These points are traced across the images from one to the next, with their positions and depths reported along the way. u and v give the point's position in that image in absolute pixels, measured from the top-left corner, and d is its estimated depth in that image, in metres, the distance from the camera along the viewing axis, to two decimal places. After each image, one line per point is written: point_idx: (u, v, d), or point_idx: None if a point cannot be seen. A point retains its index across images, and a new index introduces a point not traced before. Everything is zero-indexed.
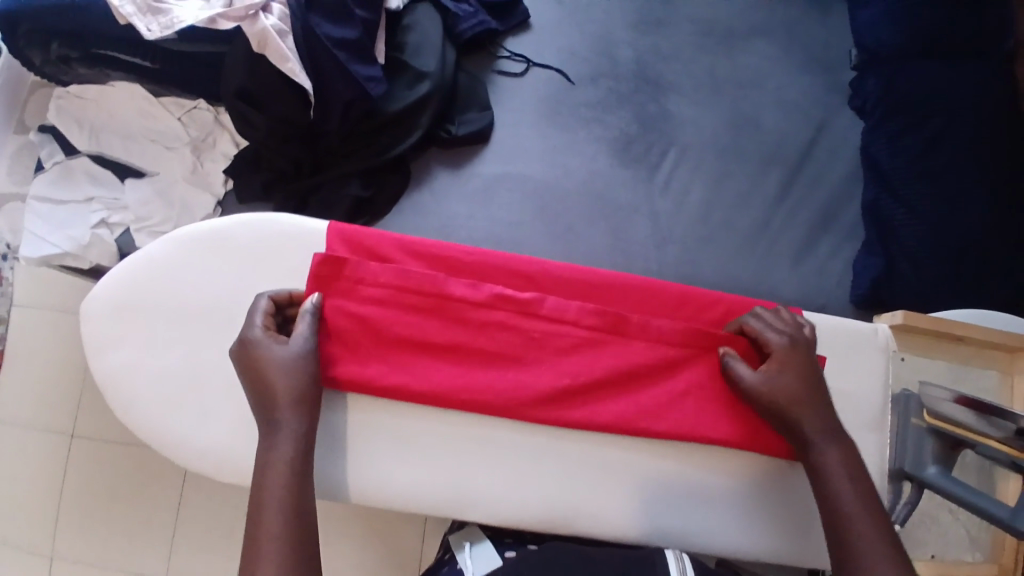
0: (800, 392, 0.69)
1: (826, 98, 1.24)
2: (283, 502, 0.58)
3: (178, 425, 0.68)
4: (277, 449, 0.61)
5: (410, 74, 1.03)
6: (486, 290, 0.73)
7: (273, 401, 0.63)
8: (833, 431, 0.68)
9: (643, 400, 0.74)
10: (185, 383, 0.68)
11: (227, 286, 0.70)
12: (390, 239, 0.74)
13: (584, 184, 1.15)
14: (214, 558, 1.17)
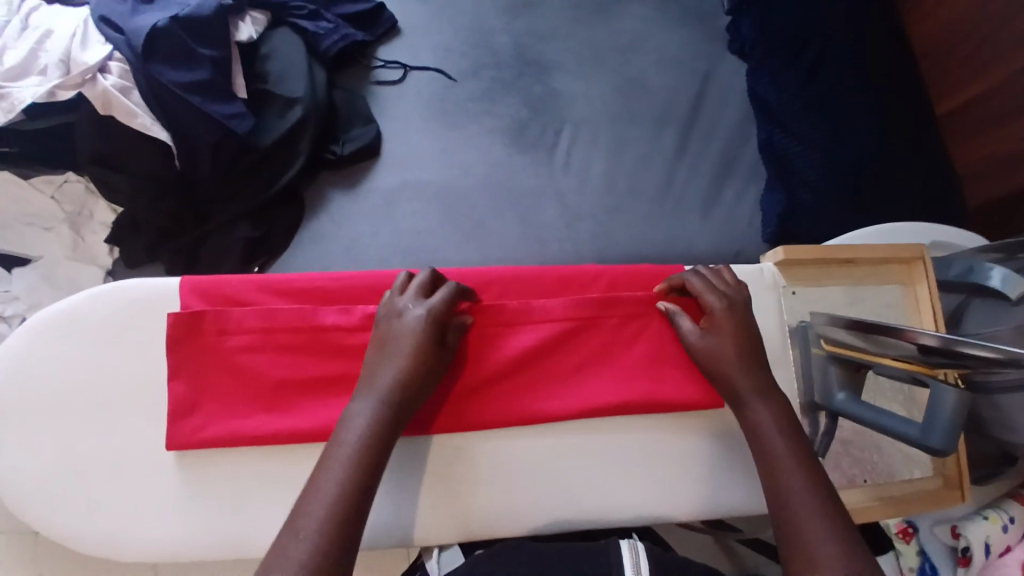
0: (731, 351, 0.67)
1: (707, 48, 1.24)
2: (339, 494, 0.52)
3: (63, 529, 0.58)
4: (347, 435, 0.56)
5: (280, 102, 1.00)
6: (359, 312, 0.61)
7: (376, 379, 0.58)
8: (767, 388, 0.65)
9: (546, 390, 0.71)
10: (62, 486, 0.59)
11: (88, 370, 0.61)
12: (249, 281, 0.62)
13: (485, 178, 1.12)
14: None
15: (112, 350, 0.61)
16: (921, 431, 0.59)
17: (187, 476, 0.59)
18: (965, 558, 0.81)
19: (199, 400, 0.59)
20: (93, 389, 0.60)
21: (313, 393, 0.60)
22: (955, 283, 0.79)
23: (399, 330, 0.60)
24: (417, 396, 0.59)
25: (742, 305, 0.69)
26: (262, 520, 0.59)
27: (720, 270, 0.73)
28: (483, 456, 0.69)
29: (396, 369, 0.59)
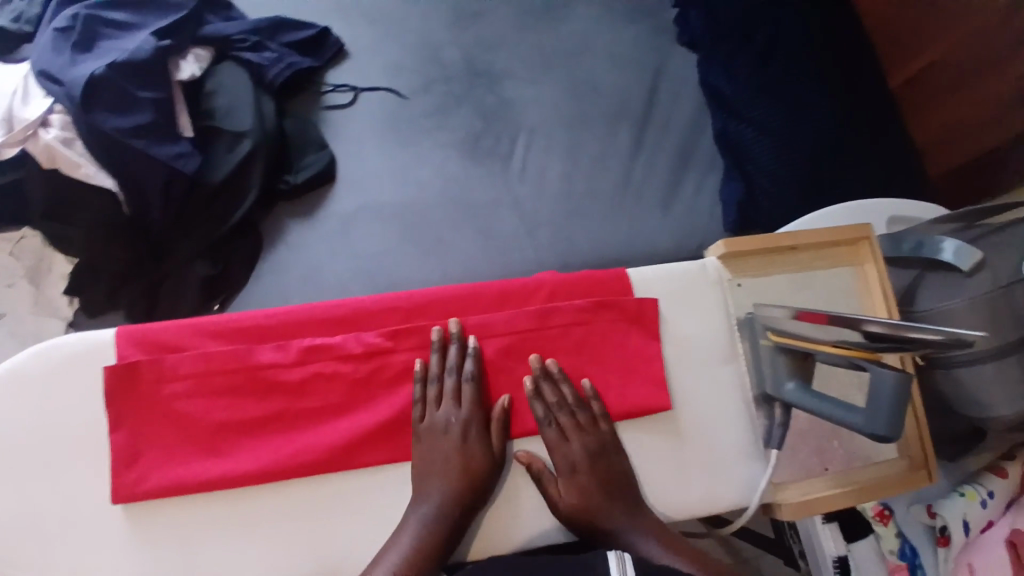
0: (597, 496, 0.61)
1: (656, 42, 1.24)
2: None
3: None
4: (400, 533, 0.57)
5: (227, 137, 1.00)
6: (296, 347, 0.60)
7: (424, 481, 0.59)
8: (637, 517, 0.61)
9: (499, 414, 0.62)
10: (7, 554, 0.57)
11: (30, 434, 0.59)
12: (186, 324, 0.61)
13: (441, 194, 1.11)
14: None
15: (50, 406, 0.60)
16: (860, 420, 0.54)
17: (139, 527, 0.58)
18: (944, 537, 0.83)
19: (142, 448, 0.58)
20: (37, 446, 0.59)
21: (259, 433, 0.59)
22: (907, 256, 0.78)
23: (440, 436, 0.61)
24: (468, 499, 0.59)
25: (609, 442, 0.63)
26: (213, 562, 0.57)
27: (539, 389, 0.63)
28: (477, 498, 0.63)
29: (442, 474, 0.59)
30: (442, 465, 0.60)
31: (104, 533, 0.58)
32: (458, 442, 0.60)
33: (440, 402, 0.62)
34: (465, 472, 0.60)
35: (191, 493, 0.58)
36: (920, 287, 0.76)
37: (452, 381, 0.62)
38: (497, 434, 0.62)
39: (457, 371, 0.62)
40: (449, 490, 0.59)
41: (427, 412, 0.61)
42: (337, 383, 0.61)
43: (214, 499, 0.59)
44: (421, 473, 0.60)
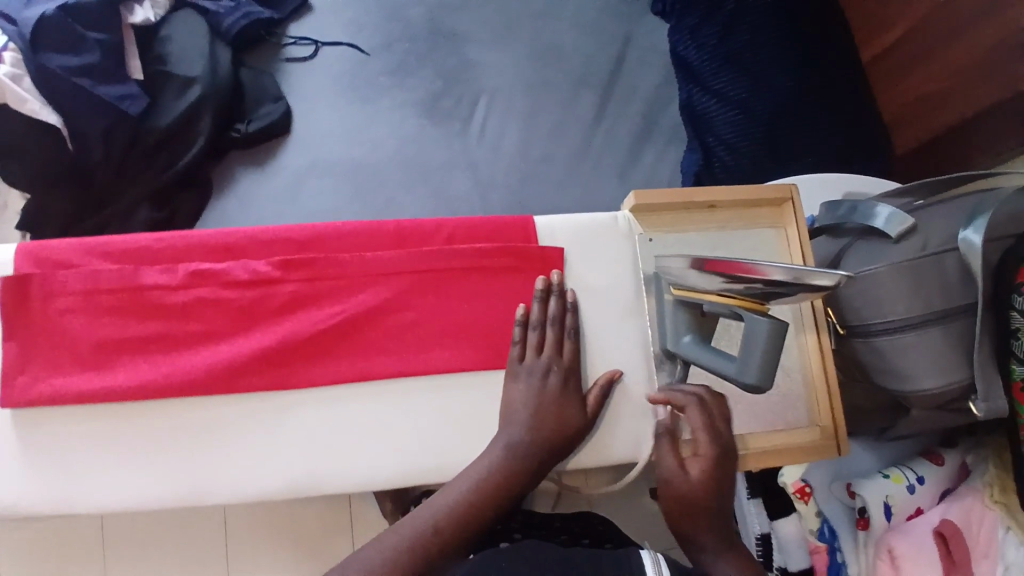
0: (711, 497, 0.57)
1: (627, 9, 1.21)
2: (429, 531, 0.54)
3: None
4: (464, 476, 0.57)
5: (178, 82, 1.00)
6: (183, 270, 0.59)
7: (510, 420, 0.59)
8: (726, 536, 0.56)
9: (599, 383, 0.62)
10: None
11: None
12: (79, 242, 0.60)
13: (396, 152, 1.11)
14: None
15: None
16: (738, 371, 0.53)
17: (15, 439, 0.58)
18: (864, 520, 0.78)
19: (27, 363, 0.58)
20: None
21: (142, 354, 0.59)
22: (844, 223, 0.75)
23: (526, 382, 0.60)
24: (546, 451, 0.58)
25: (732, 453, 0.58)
26: (91, 482, 0.57)
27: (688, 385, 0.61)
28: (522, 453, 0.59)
29: (529, 419, 0.58)
30: (527, 410, 0.59)
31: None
32: (556, 391, 0.60)
33: (541, 348, 0.61)
34: (553, 424, 0.59)
35: (72, 406, 0.58)
36: (847, 251, 0.73)
37: (554, 333, 0.62)
38: (593, 399, 0.62)
39: (558, 325, 0.62)
40: (530, 441, 0.58)
41: (527, 355, 0.61)
42: (222, 310, 0.60)
43: (93, 417, 0.58)
44: (509, 413, 0.59)
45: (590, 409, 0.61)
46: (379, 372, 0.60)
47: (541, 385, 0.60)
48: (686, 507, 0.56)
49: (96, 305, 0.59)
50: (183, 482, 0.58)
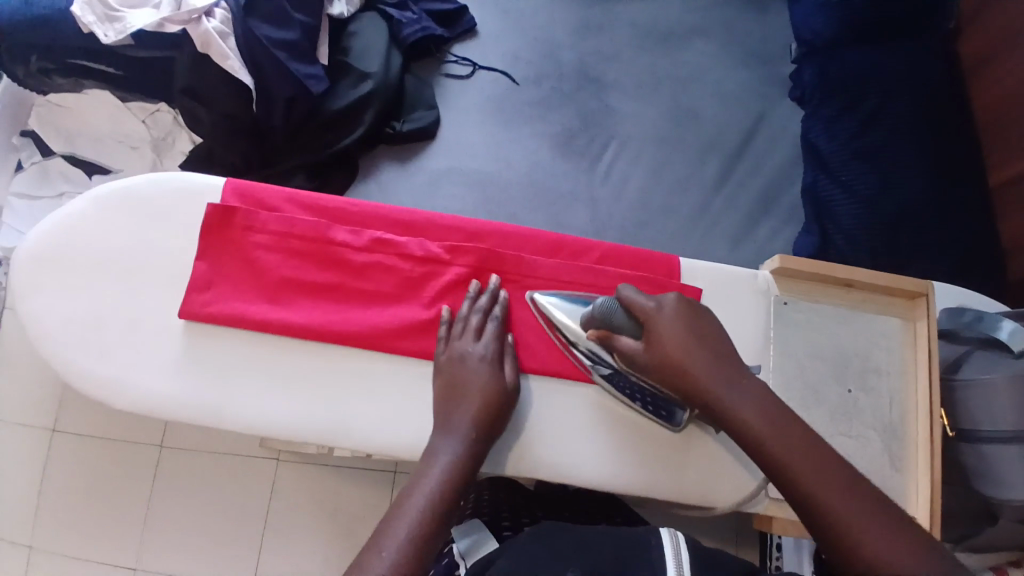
0: (701, 354, 0.58)
1: (766, 90, 1.28)
2: (412, 537, 0.52)
3: (79, 374, 0.63)
4: (428, 477, 0.57)
5: (354, 74, 1.10)
6: (368, 235, 0.67)
7: (455, 416, 0.60)
8: (733, 378, 0.58)
9: (508, 348, 0.65)
10: (91, 325, 0.64)
11: (138, 239, 0.66)
12: (282, 191, 0.68)
13: (526, 175, 1.19)
14: (196, 543, 1.28)
15: (148, 227, 0.66)
16: (591, 336, 0.62)
17: (198, 342, 0.64)
18: None
19: (215, 280, 0.65)
20: (126, 256, 0.65)
21: (314, 297, 0.65)
22: (963, 329, 0.76)
23: (466, 367, 0.62)
24: (485, 429, 0.60)
25: (692, 312, 0.61)
26: (242, 397, 0.62)
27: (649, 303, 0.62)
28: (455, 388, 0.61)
29: (469, 402, 0.60)
30: (467, 398, 0.61)
31: (158, 344, 0.64)
32: (489, 371, 0.62)
33: (479, 333, 0.64)
34: (486, 403, 0.61)
35: (243, 331, 0.64)
36: (969, 359, 0.74)
37: (479, 319, 0.65)
38: (513, 369, 0.64)
39: (482, 310, 0.65)
40: (476, 431, 0.60)
41: (450, 347, 0.64)
42: (391, 276, 0.67)
43: (257, 340, 0.64)
44: (450, 406, 0.61)
45: (510, 381, 0.63)
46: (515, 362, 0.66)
47: (478, 373, 0.62)
48: (673, 362, 0.58)
49: (288, 248, 0.66)
50: (323, 417, 0.62)
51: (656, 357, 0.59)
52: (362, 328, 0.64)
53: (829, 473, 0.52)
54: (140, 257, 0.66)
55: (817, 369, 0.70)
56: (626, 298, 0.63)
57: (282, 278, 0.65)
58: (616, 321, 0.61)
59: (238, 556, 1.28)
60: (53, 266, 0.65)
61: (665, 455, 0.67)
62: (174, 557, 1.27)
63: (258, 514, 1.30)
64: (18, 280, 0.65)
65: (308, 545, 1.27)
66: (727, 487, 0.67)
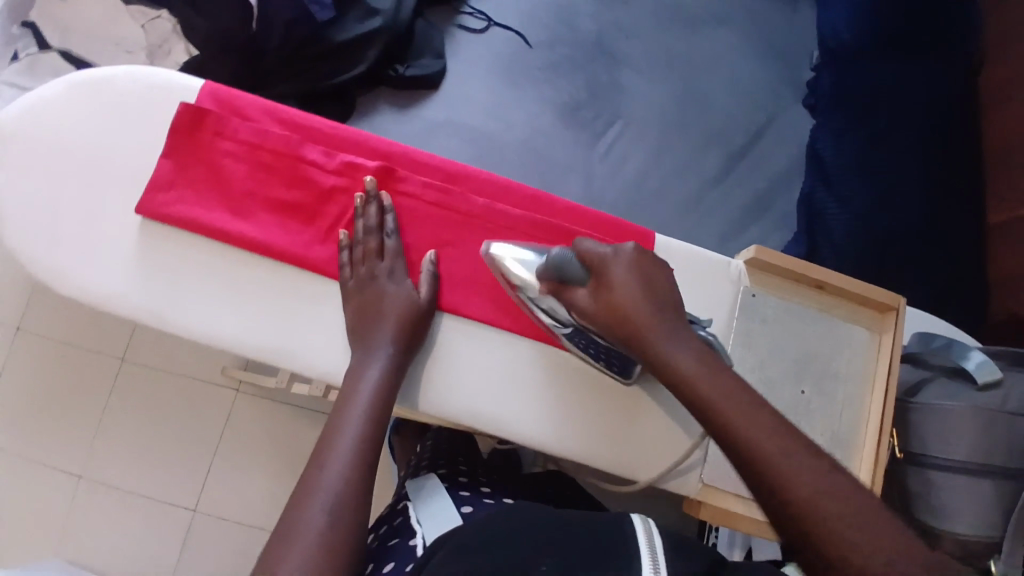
0: (648, 302, 0.56)
1: (780, 91, 1.25)
2: (349, 459, 0.56)
3: (24, 254, 0.62)
4: (359, 396, 0.59)
5: (362, 9, 1.07)
6: (340, 158, 0.65)
7: (372, 335, 0.61)
8: (677, 327, 0.56)
9: (425, 266, 0.64)
10: (45, 209, 0.62)
11: (105, 131, 0.64)
12: (259, 102, 0.67)
13: (524, 138, 1.17)
14: (139, 460, 1.33)
15: (119, 120, 0.64)
16: (544, 290, 0.60)
17: (152, 238, 0.62)
18: None
19: (179, 181, 0.63)
20: (91, 143, 0.64)
21: (277, 213, 0.64)
22: (931, 355, 0.75)
23: (383, 270, 0.62)
24: (405, 350, 0.61)
25: (648, 270, 0.58)
26: (188, 301, 0.61)
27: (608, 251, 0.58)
28: (370, 308, 0.61)
29: (389, 328, 0.61)
30: (382, 322, 0.61)
31: (112, 237, 0.62)
32: (399, 295, 0.62)
33: (382, 254, 0.63)
34: (406, 325, 0.61)
35: (199, 235, 0.62)
36: (930, 383, 0.75)
37: (377, 239, 0.63)
38: (428, 287, 0.63)
39: (376, 229, 0.64)
40: (396, 349, 0.61)
41: (367, 247, 0.63)
42: (358, 202, 0.65)
43: (213, 248, 0.62)
44: (363, 328, 0.61)
45: (425, 299, 0.63)
46: (473, 310, 0.65)
47: (389, 294, 0.62)
48: (613, 320, 0.56)
49: (260, 161, 0.64)
50: (268, 336, 0.61)
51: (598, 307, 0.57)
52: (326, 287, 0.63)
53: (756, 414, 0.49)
54: (105, 149, 0.64)
55: (777, 368, 0.69)
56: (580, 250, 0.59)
57: (250, 189, 0.64)
58: (566, 270, 0.58)
59: (184, 476, 1.34)
60: (15, 144, 0.63)
61: (603, 410, 0.66)
62: (122, 469, 1.33)
63: (210, 440, 1.36)
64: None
65: (254, 477, 1.34)
66: (659, 452, 0.66)
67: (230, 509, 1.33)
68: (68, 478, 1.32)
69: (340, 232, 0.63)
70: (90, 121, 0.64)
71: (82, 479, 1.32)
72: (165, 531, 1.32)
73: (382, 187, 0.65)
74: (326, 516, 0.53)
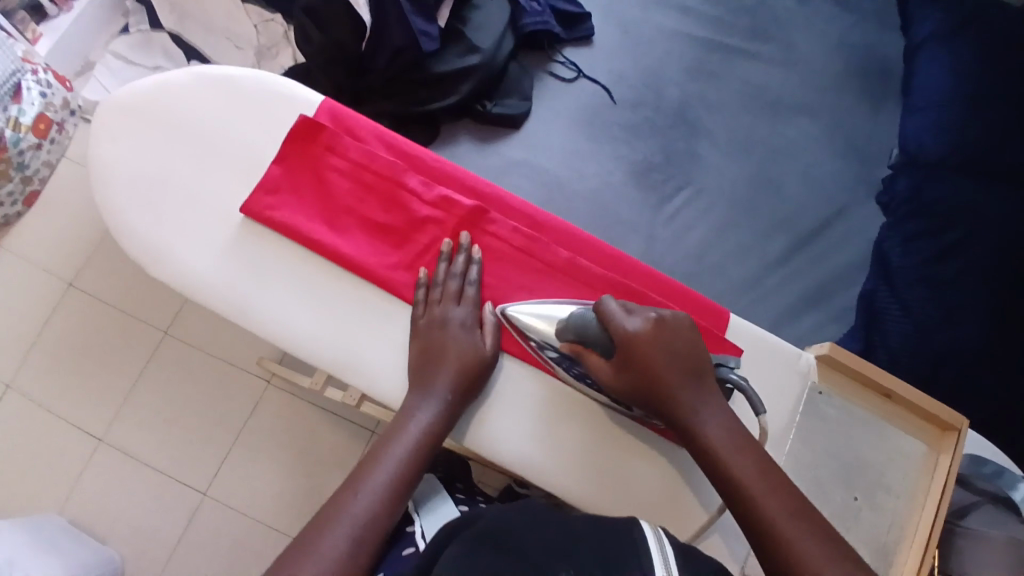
0: (675, 379, 0.60)
1: (854, 186, 1.25)
2: (385, 489, 0.57)
3: (129, 228, 0.66)
4: (405, 431, 0.60)
5: (463, 45, 1.11)
6: (438, 191, 0.68)
7: (433, 380, 0.62)
8: (714, 407, 0.60)
9: (490, 315, 0.66)
10: (158, 191, 0.67)
11: (226, 127, 0.68)
12: (370, 124, 0.70)
13: (594, 191, 1.19)
14: (152, 436, 1.33)
15: (239, 119, 0.69)
16: (565, 347, 0.63)
17: (246, 235, 0.65)
18: None
19: (285, 186, 0.66)
20: (212, 141, 0.68)
21: (370, 232, 0.66)
22: (979, 479, 0.76)
23: (450, 305, 0.64)
24: (459, 392, 0.62)
25: (682, 347, 0.61)
26: (273, 304, 0.64)
27: (641, 322, 0.61)
28: (437, 347, 0.63)
29: (450, 370, 0.62)
30: (444, 365, 0.62)
31: (210, 226, 0.66)
32: (465, 336, 0.63)
33: (461, 301, 0.65)
34: (465, 366, 0.62)
35: (295, 241, 0.65)
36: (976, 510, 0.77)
37: (457, 284, 0.65)
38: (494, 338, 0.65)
39: (460, 276, 0.65)
40: (454, 396, 0.62)
41: (448, 283, 0.65)
42: (447, 236, 0.67)
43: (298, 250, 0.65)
44: (424, 372, 0.62)
45: (488, 346, 0.64)
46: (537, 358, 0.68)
47: (459, 336, 0.63)
48: (641, 389, 0.60)
49: (360, 180, 0.67)
50: (336, 346, 0.64)
51: (623, 377, 0.61)
52: (415, 348, 0.64)
53: (789, 505, 0.55)
54: (221, 144, 0.68)
55: (827, 470, 0.69)
56: (604, 312, 0.62)
57: (348, 205, 0.67)
58: (592, 333, 0.61)
59: (198, 459, 1.33)
60: (143, 127, 0.69)
61: (619, 465, 0.68)
62: (144, 439, 1.33)
63: (234, 426, 1.35)
64: (102, 129, 0.69)
65: (269, 470, 1.32)
66: (666, 514, 0.68)
67: (239, 501, 1.31)
68: (88, 439, 1.33)
69: (421, 269, 0.66)
70: (214, 117, 0.69)
71: (100, 444, 1.33)
72: (170, 510, 1.31)
73: (473, 226, 0.68)
74: (353, 538, 0.54)
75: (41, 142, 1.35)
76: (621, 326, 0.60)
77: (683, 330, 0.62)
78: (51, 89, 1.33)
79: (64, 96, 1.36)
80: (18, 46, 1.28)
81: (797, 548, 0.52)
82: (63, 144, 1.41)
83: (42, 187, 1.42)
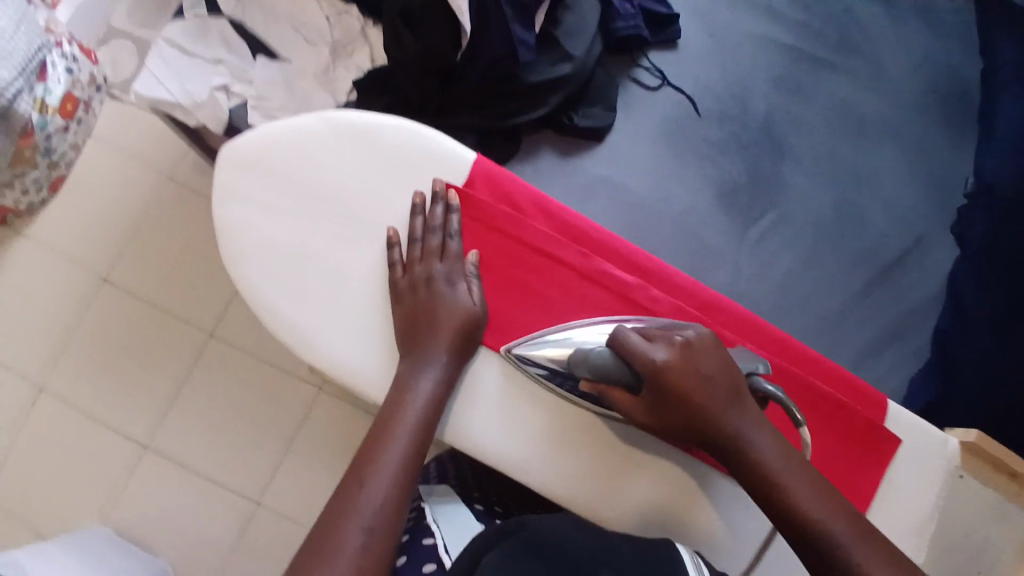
0: (711, 400, 0.64)
1: (934, 215, 1.21)
2: (398, 473, 0.65)
3: (253, 282, 0.76)
4: (410, 406, 0.69)
5: (558, 52, 1.02)
6: (596, 264, 0.77)
7: (425, 343, 0.71)
8: (743, 422, 0.65)
9: (468, 267, 0.75)
10: (289, 248, 0.76)
11: (349, 178, 0.77)
12: (534, 195, 0.80)
13: (681, 214, 1.14)
14: (197, 439, 1.26)
15: (363, 169, 0.77)
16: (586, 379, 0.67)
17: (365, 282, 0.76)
18: None
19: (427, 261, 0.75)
20: (333, 196, 0.77)
21: (524, 298, 0.76)
22: None
23: (433, 279, 0.73)
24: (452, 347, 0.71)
25: (708, 368, 0.65)
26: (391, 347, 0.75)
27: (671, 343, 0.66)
28: (433, 325, 0.71)
29: (444, 332, 0.71)
30: (438, 328, 0.71)
31: (328, 275, 0.76)
32: (451, 296, 0.73)
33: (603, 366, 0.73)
34: (458, 325, 0.72)
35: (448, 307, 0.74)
36: None
37: (437, 238, 0.75)
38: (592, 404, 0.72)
39: (439, 228, 0.75)
40: (449, 358, 0.71)
41: None
42: (601, 306, 0.76)
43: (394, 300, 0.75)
44: (413, 334, 0.72)
45: (477, 304, 0.73)
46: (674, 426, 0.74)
47: (449, 296, 0.72)
48: (670, 406, 0.65)
49: (434, 221, 0.75)
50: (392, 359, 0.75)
51: (647, 395, 0.66)
52: (403, 318, 0.73)
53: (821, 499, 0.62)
54: (342, 194, 0.77)
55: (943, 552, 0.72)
56: (626, 346, 0.65)
57: (429, 240, 0.74)
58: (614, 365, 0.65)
59: (257, 466, 1.27)
60: (266, 177, 0.77)
61: (610, 471, 0.75)
62: (187, 442, 1.27)
63: (284, 435, 1.28)
64: (223, 183, 0.77)
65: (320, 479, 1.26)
66: (676, 514, 0.75)
67: (292, 508, 1.25)
68: (132, 444, 1.26)
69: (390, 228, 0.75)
70: (339, 168, 0.77)
71: (145, 449, 1.26)
72: (220, 517, 1.25)
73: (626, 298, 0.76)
74: (371, 527, 0.62)
75: (68, 124, 1.23)
76: (644, 355, 0.65)
77: (708, 351, 0.66)
78: (77, 65, 1.17)
79: (89, 72, 1.20)
80: (40, 14, 1.13)
81: (841, 543, 0.59)
82: (88, 124, 1.31)
83: (67, 170, 1.33)
